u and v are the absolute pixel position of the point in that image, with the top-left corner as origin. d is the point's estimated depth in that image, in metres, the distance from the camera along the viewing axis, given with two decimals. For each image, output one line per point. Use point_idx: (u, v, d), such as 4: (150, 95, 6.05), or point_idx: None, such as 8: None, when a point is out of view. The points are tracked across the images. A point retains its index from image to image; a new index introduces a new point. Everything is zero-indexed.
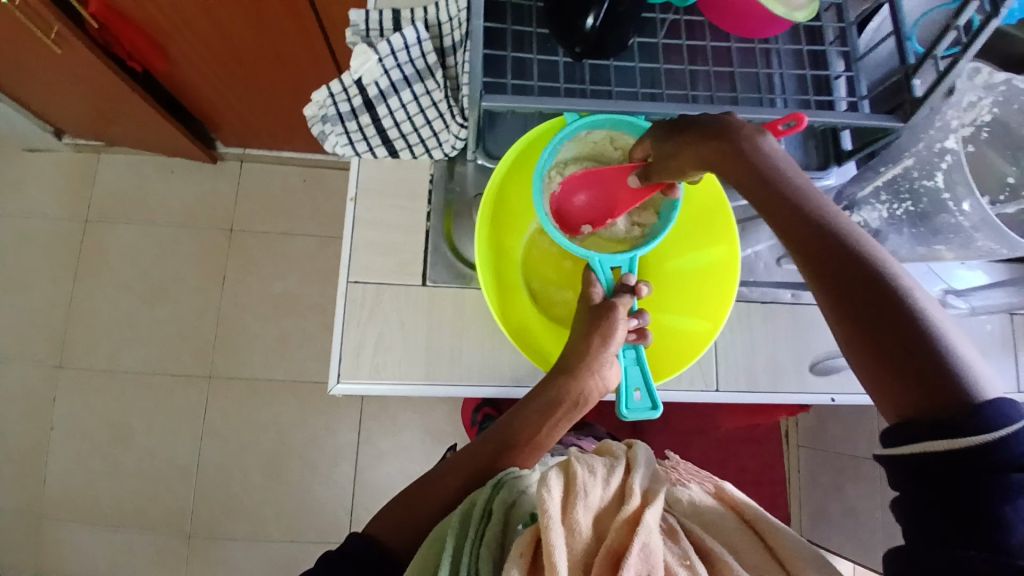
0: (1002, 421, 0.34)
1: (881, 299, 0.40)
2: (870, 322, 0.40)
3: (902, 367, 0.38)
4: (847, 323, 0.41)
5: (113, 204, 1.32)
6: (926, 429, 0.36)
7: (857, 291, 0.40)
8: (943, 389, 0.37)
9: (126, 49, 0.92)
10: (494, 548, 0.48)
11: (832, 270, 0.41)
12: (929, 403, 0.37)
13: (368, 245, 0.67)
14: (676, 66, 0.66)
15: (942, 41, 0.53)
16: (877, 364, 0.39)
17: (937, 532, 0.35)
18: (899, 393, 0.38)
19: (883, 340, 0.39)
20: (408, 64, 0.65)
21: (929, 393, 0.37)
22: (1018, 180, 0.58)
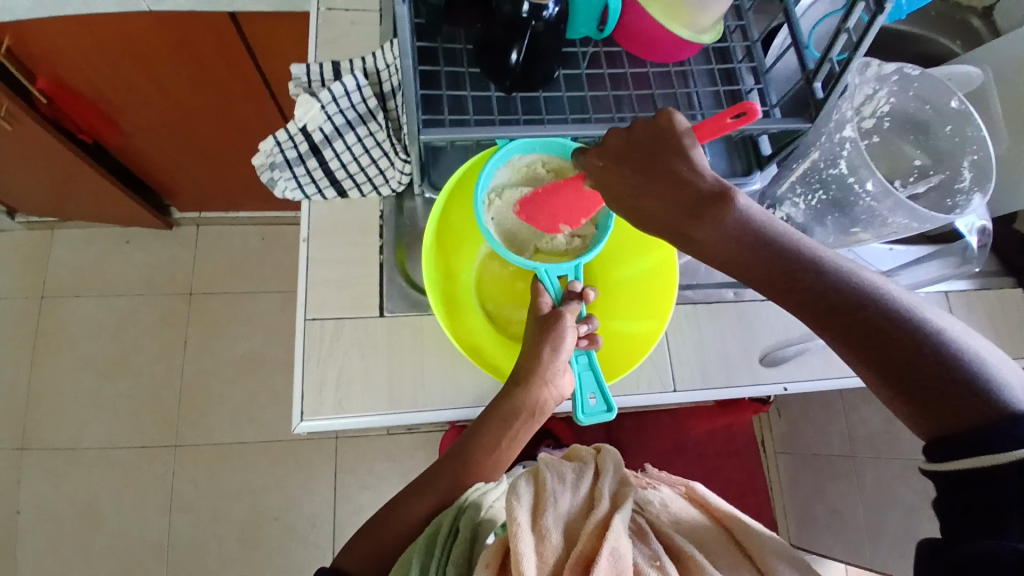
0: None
1: (907, 335, 0.42)
2: (897, 363, 0.42)
3: (939, 393, 0.41)
4: (879, 361, 0.43)
5: (71, 280, 1.31)
6: (971, 447, 0.39)
7: (878, 330, 0.43)
8: (982, 408, 0.40)
9: (76, 122, 0.94)
10: (461, 563, 0.49)
11: (844, 316, 0.43)
12: (965, 422, 0.40)
13: (324, 283, 0.69)
14: (601, 94, 0.72)
15: (835, 44, 0.58)
16: (912, 393, 0.42)
17: (970, 529, 0.39)
18: (940, 416, 0.41)
19: (913, 373, 0.42)
20: (350, 109, 0.70)
21: (969, 415, 0.40)
22: (926, 163, 0.63)
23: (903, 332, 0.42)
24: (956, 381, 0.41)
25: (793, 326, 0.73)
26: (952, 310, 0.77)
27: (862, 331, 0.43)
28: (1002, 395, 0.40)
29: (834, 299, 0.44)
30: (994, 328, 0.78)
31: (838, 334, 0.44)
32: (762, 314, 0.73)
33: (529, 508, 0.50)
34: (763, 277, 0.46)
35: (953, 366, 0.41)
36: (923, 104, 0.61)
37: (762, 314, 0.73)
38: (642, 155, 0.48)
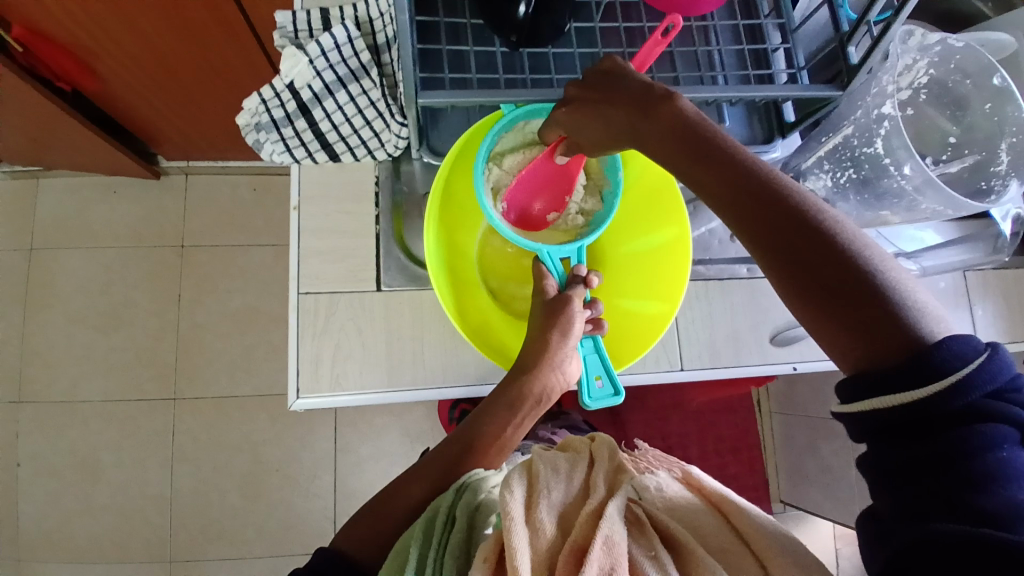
0: (963, 358, 0.34)
1: (835, 258, 0.38)
2: (825, 284, 0.38)
3: (862, 320, 0.38)
4: (802, 287, 0.39)
5: (57, 231, 1.27)
6: (892, 372, 0.36)
7: (806, 250, 0.39)
8: (903, 335, 0.37)
9: (52, 70, 0.88)
10: (459, 554, 0.48)
11: (771, 226, 0.40)
12: (888, 347, 0.37)
13: (317, 254, 0.65)
14: (615, 50, 0.66)
15: (874, 7, 0.54)
16: (835, 319, 0.38)
17: (914, 503, 0.34)
18: (864, 341, 0.37)
19: (838, 297, 0.38)
20: (341, 64, 0.64)
21: (892, 341, 0.37)
22: (960, 139, 0.58)
23: (836, 251, 0.38)
24: (882, 307, 0.37)
25: None
26: (969, 288, 0.74)
27: (798, 241, 0.39)
28: (920, 323, 0.37)
29: (767, 210, 0.40)
30: (1010, 307, 0.75)
31: (771, 248, 0.40)
32: (774, 290, 0.70)
33: (522, 500, 0.49)
34: (710, 175, 0.43)
35: (881, 291, 0.37)
36: (964, 77, 0.55)
37: (774, 291, 0.70)
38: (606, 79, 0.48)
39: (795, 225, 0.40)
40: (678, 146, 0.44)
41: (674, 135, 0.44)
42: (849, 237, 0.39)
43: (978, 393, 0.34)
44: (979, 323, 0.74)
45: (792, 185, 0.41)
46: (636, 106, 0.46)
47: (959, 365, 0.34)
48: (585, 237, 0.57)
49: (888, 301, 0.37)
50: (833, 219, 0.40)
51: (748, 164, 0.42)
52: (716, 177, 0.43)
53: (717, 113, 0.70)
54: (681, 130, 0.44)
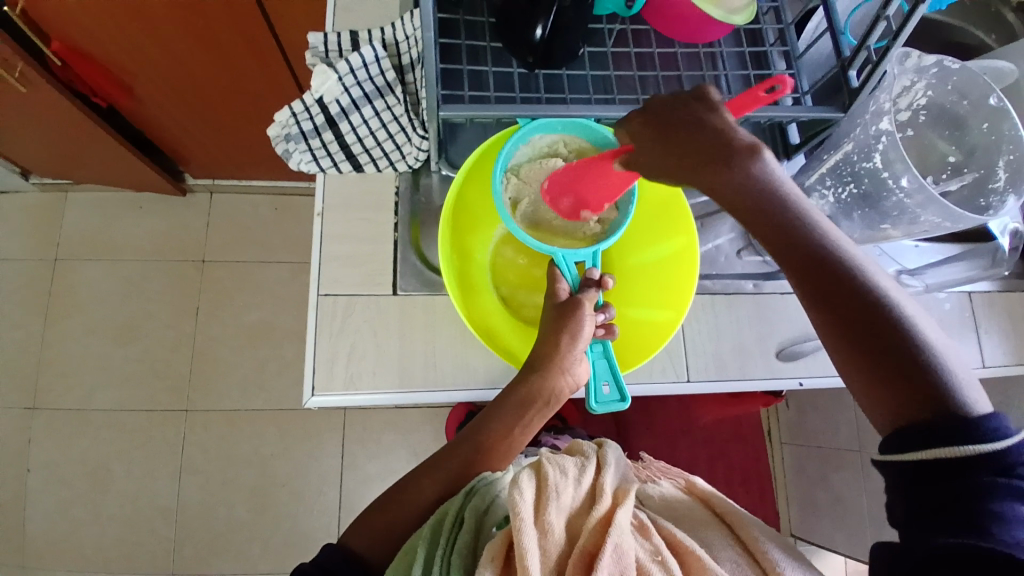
0: (1003, 433, 0.35)
1: (887, 325, 0.39)
2: (872, 345, 0.39)
3: (911, 390, 0.38)
4: (853, 348, 0.40)
5: (84, 244, 1.31)
6: (939, 440, 0.36)
7: (862, 314, 0.39)
8: (950, 409, 0.37)
9: (89, 86, 0.93)
10: (466, 554, 0.49)
11: (825, 285, 0.40)
12: (930, 411, 0.37)
13: (337, 259, 0.68)
14: (626, 72, 0.69)
15: (873, 32, 0.57)
16: (883, 384, 0.39)
17: (925, 530, 0.36)
18: (909, 407, 0.38)
19: (885, 359, 0.39)
20: (368, 81, 0.68)
21: (939, 412, 0.37)
22: (960, 159, 0.60)
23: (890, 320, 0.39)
24: (931, 381, 0.38)
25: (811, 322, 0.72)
26: (975, 310, 0.75)
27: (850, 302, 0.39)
28: (966, 400, 0.37)
29: (822, 270, 0.41)
30: (1017, 329, 0.76)
31: (822, 304, 0.40)
32: (779, 306, 0.72)
33: (531, 502, 0.49)
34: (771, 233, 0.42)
35: (931, 364, 0.38)
36: (960, 98, 0.58)
37: (780, 307, 0.72)
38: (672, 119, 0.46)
39: (853, 288, 0.40)
40: (751, 202, 0.42)
41: (746, 190, 0.42)
42: (902, 308, 0.39)
43: (1007, 455, 0.35)
44: (985, 344, 0.75)
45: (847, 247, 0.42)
46: (709, 157, 0.43)
47: (1001, 441, 0.35)
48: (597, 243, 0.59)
49: (937, 374, 0.38)
50: (885, 288, 0.40)
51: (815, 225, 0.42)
52: (780, 235, 0.42)
53: None
54: (752, 184, 0.42)
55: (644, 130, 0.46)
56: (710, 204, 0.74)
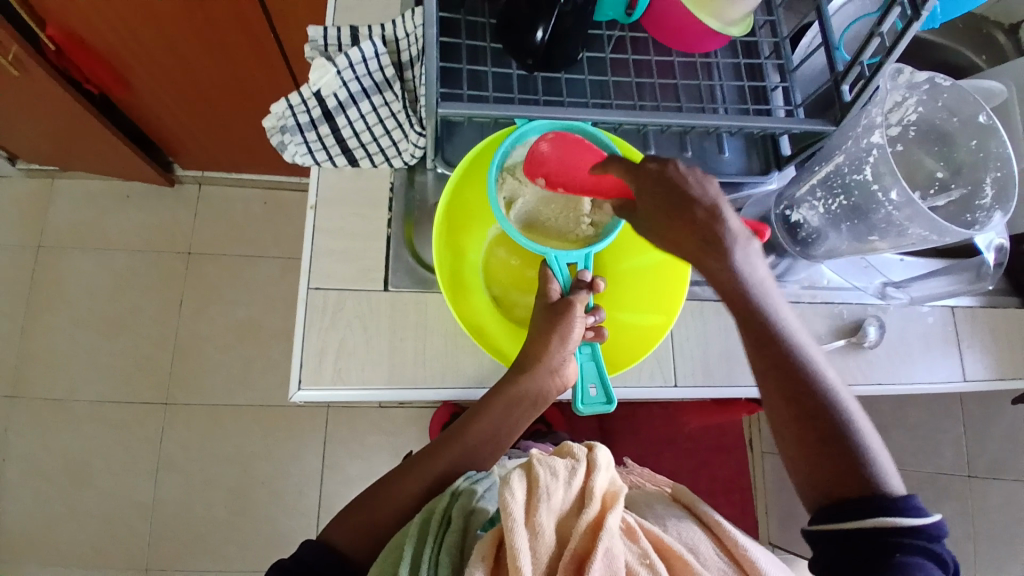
0: (919, 514, 0.43)
1: (827, 416, 0.48)
2: (818, 431, 0.48)
3: (842, 471, 0.46)
4: (797, 433, 0.48)
5: (69, 232, 1.29)
6: (860, 513, 0.44)
7: (805, 405, 0.48)
8: (873, 490, 0.45)
9: (84, 73, 0.92)
10: (455, 553, 0.49)
11: (787, 375, 0.48)
12: (856, 493, 0.46)
13: (329, 253, 0.67)
14: (623, 78, 0.70)
15: (866, 49, 0.58)
16: (819, 465, 0.47)
17: None
18: (844, 486, 0.46)
19: (826, 444, 0.47)
20: (367, 77, 0.68)
21: (862, 492, 0.45)
22: (947, 174, 0.62)
23: (829, 411, 0.48)
24: (858, 463, 0.46)
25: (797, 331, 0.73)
26: (957, 324, 0.76)
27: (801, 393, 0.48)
28: (886, 482, 0.46)
29: (782, 362, 0.48)
30: (998, 346, 0.77)
31: (781, 390, 0.49)
32: None
33: (522, 502, 0.49)
34: (744, 323, 0.49)
35: (858, 449, 0.47)
36: (950, 115, 0.59)
37: None
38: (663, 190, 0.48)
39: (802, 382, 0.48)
40: (736, 295, 0.49)
41: (729, 279, 0.48)
42: (836, 401, 0.48)
43: (919, 528, 0.43)
44: (966, 357, 0.76)
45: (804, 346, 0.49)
46: (701, 244, 0.48)
47: (920, 520, 0.43)
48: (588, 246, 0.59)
49: (864, 461, 0.46)
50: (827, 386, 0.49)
51: (779, 319, 0.49)
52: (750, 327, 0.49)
53: (716, 144, 0.74)
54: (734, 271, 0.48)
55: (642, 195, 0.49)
56: None
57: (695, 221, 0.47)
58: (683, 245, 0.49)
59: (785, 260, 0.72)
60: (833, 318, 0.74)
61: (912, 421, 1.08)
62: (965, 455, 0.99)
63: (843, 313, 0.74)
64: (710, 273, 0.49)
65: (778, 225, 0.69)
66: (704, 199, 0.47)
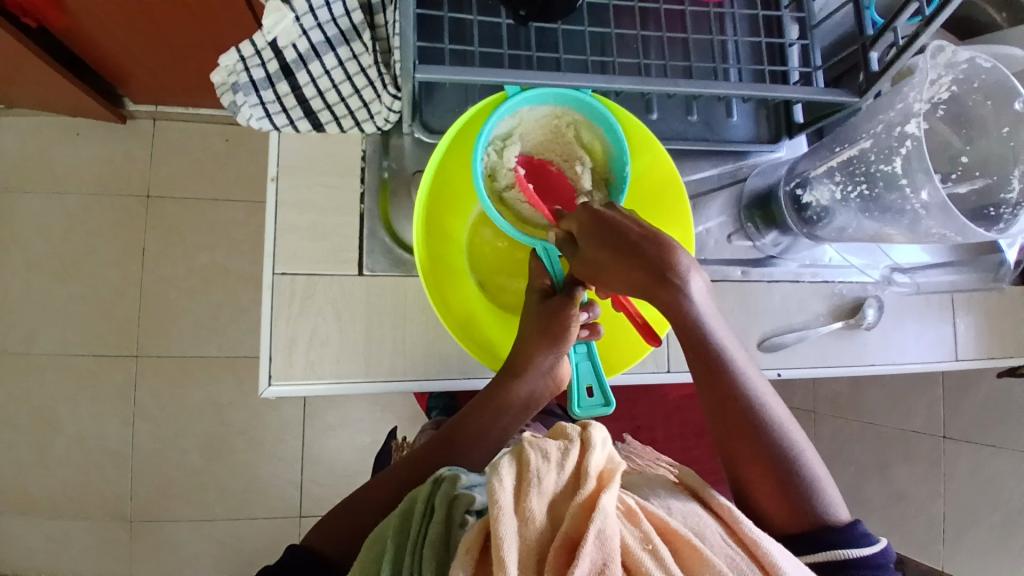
0: (869, 543, 0.48)
1: (775, 449, 0.52)
2: (771, 466, 0.51)
3: (791, 506, 0.51)
4: (754, 468, 0.52)
5: (12, 171, 1.19)
6: (811, 546, 0.49)
7: (755, 439, 0.52)
8: (818, 521, 0.50)
9: (18, 5, 0.80)
10: (439, 545, 0.46)
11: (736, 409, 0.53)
12: (810, 521, 0.50)
13: (294, 232, 0.61)
14: (627, 32, 0.61)
15: (902, 13, 0.51)
16: (775, 496, 0.51)
17: None
18: (798, 516, 0.50)
19: (778, 476, 0.51)
20: (331, 24, 0.59)
21: (813, 524, 0.50)
22: (972, 159, 0.56)
23: (778, 444, 0.52)
24: (805, 498, 0.51)
25: (795, 311, 0.70)
26: (956, 305, 0.74)
27: (750, 426, 0.52)
28: (833, 510, 0.51)
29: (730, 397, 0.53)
30: (991, 327, 0.76)
31: (733, 425, 0.53)
32: (766, 295, 0.70)
33: (511, 488, 0.46)
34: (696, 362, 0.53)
35: (807, 485, 0.51)
36: (984, 98, 0.54)
37: (766, 296, 0.70)
38: (607, 225, 0.50)
39: (749, 422, 0.52)
40: (688, 330, 0.52)
41: (681, 314, 0.51)
42: (783, 434, 0.53)
43: (873, 560, 0.48)
44: (961, 336, 0.74)
45: (748, 379, 0.54)
46: (654, 277, 0.49)
47: (869, 548, 0.48)
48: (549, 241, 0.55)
49: (813, 492, 0.51)
50: (773, 418, 0.53)
51: (729, 359, 0.53)
52: (701, 365, 0.53)
53: (725, 108, 0.68)
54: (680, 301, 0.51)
55: (589, 236, 0.50)
56: (703, 184, 0.69)
57: (644, 256, 0.49)
58: (634, 280, 0.50)
59: (787, 237, 0.67)
60: (832, 298, 0.71)
61: (889, 379, 1.07)
62: (940, 417, 1.00)
63: (843, 292, 0.71)
64: (658, 306, 0.52)
65: (786, 203, 0.64)
66: (648, 236, 0.50)
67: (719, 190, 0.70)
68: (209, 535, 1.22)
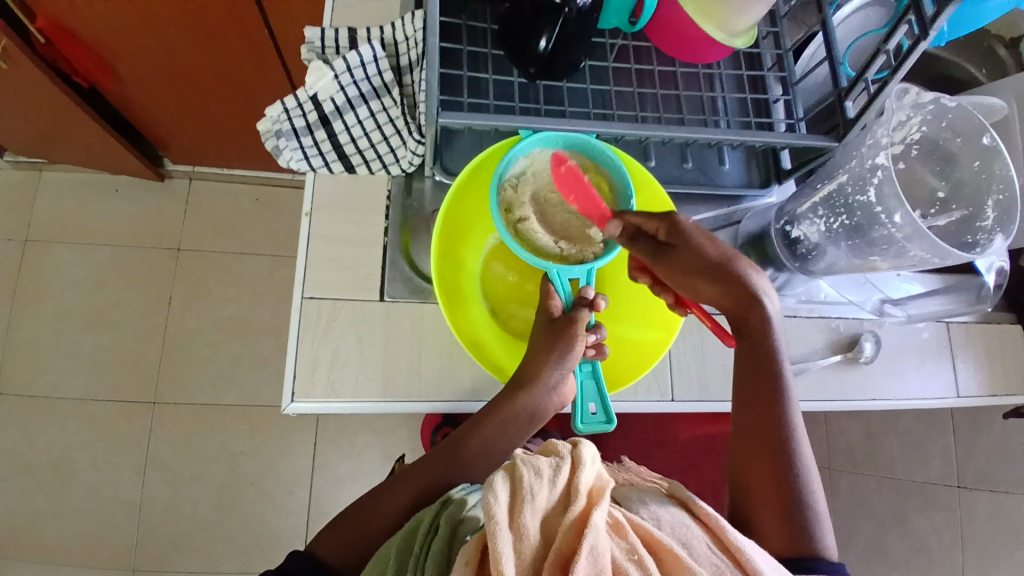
0: None
1: (792, 474, 0.54)
2: (786, 488, 0.54)
3: (789, 529, 0.52)
4: (772, 486, 0.54)
5: (56, 226, 1.27)
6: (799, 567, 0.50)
7: (783, 461, 0.55)
8: (811, 551, 0.51)
9: (73, 66, 0.89)
10: (441, 558, 0.48)
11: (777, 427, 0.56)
12: (808, 549, 0.51)
13: (323, 262, 0.66)
14: (625, 87, 0.69)
15: (872, 64, 0.57)
16: (780, 515, 0.53)
17: None
18: (798, 542, 0.52)
19: (789, 498, 0.53)
20: (365, 81, 0.66)
21: (806, 553, 0.51)
22: (948, 194, 0.61)
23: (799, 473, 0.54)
24: (805, 525, 0.52)
25: (794, 344, 0.73)
26: (952, 341, 0.77)
27: (783, 449, 0.55)
28: (823, 546, 0.52)
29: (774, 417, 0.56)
30: (989, 364, 0.78)
31: (769, 441, 0.56)
32: None
33: (506, 505, 0.48)
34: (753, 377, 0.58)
35: (810, 514, 0.53)
36: (954, 135, 0.59)
37: None
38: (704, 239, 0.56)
39: (781, 442, 0.55)
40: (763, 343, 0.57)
41: (758, 329, 0.57)
42: (805, 466, 0.55)
43: None
44: (959, 373, 0.77)
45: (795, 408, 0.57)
46: (744, 300, 0.57)
47: None
48: (596, 260, 0.61)
49: (814, 524, 0.53)
50: (802, 449, 0.56)
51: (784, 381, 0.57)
52: (757, 377, 0.57)
53: (717, 156, 0.74)
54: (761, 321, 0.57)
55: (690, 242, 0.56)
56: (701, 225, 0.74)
57: (733, 280, 0.56)
58: (727, 299, 0.57)
59: (784, 273, 0.71)
60: (830, 332, 0.74)
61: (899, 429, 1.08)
62: (954, 465, 1.00)
63: (839, 327, 0.75)
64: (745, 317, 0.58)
65: (778, 240, 0.69)
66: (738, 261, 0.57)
67: (717, 231, 0.75)
68: None
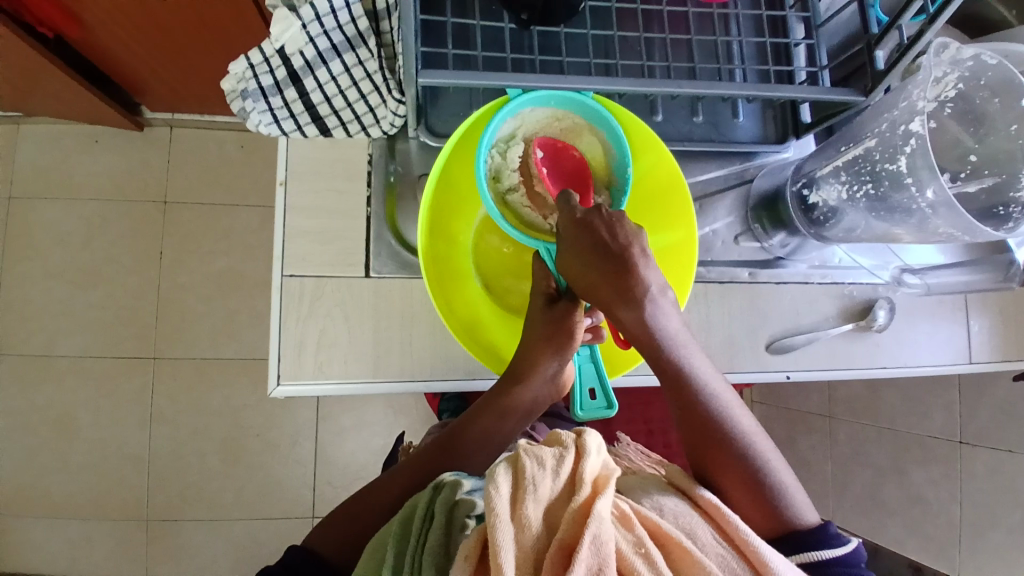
0: (842, 543, 0.48)
1: (740, 456, 0.52)
2: (743, 471, 0.51)
3: (765, 511, 0.50)
4: (727, 475, 0.52)
5: (35, 180, 1.22)
6: (790, 547, 0.48)
7: (725, 446, 0.52)
8: (791, 523, 0.50)
9: (36, 16, 0.82)
10: (438, 553, 0.45)
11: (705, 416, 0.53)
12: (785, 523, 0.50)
13: (302, 236, 0.62)
14: (629, 33, 0.61)
15: (907, 11, 0.50)
16: (748, 501, 0.51)
17: None
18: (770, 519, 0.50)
19: (749, 480, 0.51)
20: (337, 31, 0.58)
21: (784, 526, 0.50)
22: (981, 157, 0.55)
23: (745, 452, 0.52)
24: (779, 501, 0.51)
25: (804, 313, 0.70)
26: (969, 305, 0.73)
27: (717, 435, 0.52)
28: (803, 514, 0.51)
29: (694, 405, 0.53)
30: (1005, 327, 0.74)
31: (698, 432, 0.53)
32: (773, 295, 0.69)
33: (507, 495, 0.45)
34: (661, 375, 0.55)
35: (777, 489, 0.51)
36: (992, 95, 0.53)
37: (773, 296, 0.69)
38: (592, 231, 0.51)
39: (717, 429, 0.53)
40: (646, 341, 0.53)
41: (644, 330, 0.53)
42: (747, 442, 0.53)
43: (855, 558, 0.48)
44: (974, 337, 0.73)
45: (712, 389, 0.54)
46: (618, 292, 0.52)
47: (839, 547, 0.48)
48: None
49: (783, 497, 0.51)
50: (737, 427, 0.53)
51: (690, 370, 0.54)
52: (663, 375, 0.54)
53: (731, 108, 0.68)
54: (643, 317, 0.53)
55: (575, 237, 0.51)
56: (709, 185, 0.69)
57: (619, 263, 0.51)
58: (601, 291, 0.53)
59: (795, 238, 0.67)
60: (842, 299, 0.70)
61: (905, 382, 1.06)
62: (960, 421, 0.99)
63: (853, 293, 0.70)
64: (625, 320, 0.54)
65: (793, 204, 0.64)
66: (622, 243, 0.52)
67: (726, 191, 0.69)
68: (225, 536, 1.23)
